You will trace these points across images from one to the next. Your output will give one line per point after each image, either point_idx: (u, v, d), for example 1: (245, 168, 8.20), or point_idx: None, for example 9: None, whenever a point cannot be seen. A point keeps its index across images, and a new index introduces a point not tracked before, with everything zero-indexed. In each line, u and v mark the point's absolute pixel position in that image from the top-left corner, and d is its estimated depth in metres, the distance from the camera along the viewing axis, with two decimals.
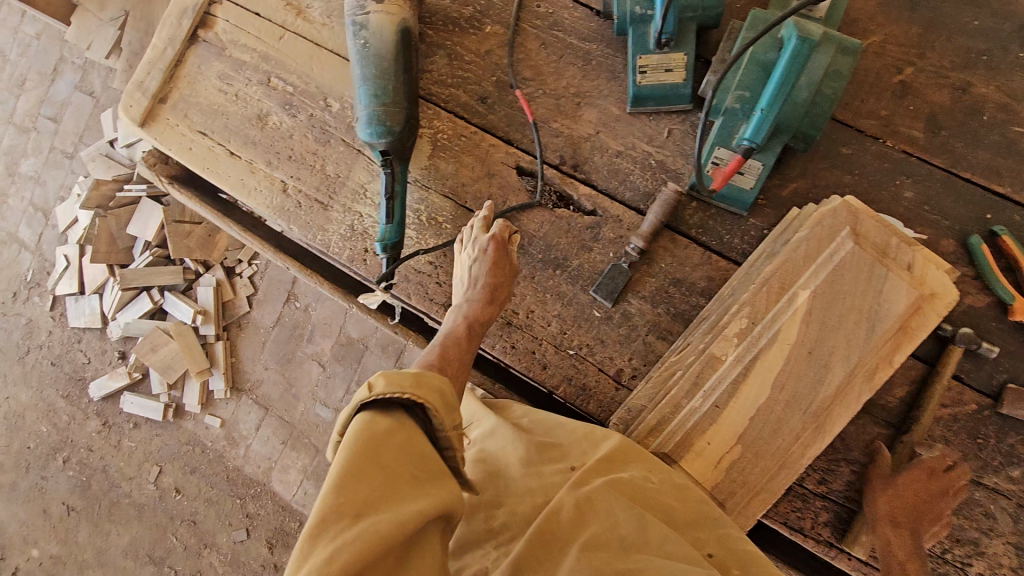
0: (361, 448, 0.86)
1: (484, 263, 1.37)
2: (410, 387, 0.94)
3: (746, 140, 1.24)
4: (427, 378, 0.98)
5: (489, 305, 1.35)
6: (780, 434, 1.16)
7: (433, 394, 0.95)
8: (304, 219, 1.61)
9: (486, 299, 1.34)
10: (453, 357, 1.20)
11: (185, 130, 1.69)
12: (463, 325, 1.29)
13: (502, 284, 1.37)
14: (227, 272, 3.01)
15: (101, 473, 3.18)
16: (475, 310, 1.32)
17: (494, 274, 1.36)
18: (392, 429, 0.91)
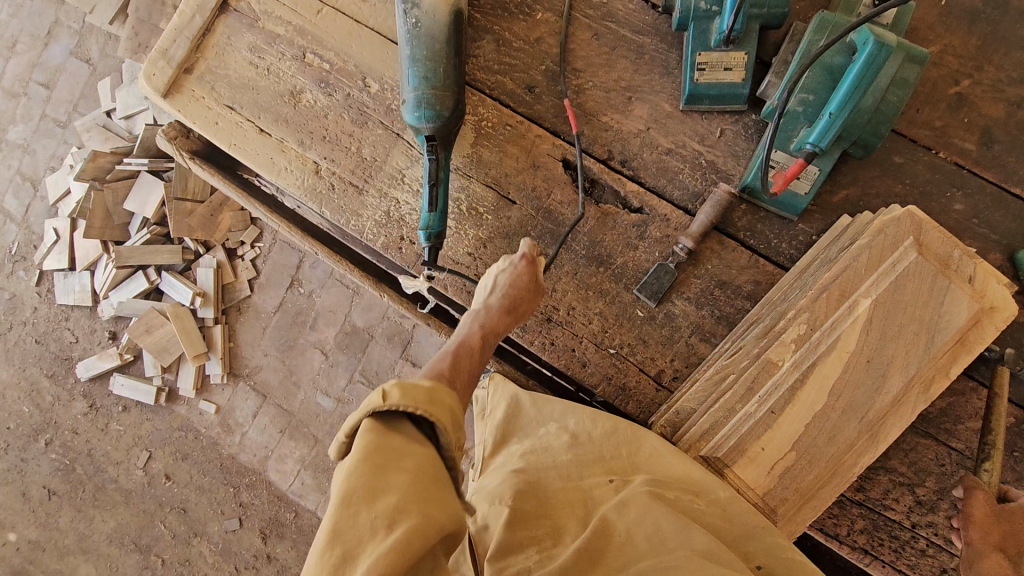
0: (377, 459, 0.77)
1: (513, 274, 1.33)
2: (425, 402, 0.84)
3: (809, 143, 1.23)
4: (440, 395, 0.88)
5: (507, 316, 1.28)
6: (837, 441, 1.15)
7: (446, 412, 0.86)
8: (337, 202, 1.55)
9: (506, 309, 1.28)
10: (465, 364, 1.11)
11: (211, 103, 1.60)
12: (477, 334, 1.22)
13: (525, 298, 1.32)
14: (228, 254, 2.91)
15: (86, 457, 3.05)
16: (493, 321, 1.25)
17: (523, 287, 1.31)
18: (407, 440, 0.82)
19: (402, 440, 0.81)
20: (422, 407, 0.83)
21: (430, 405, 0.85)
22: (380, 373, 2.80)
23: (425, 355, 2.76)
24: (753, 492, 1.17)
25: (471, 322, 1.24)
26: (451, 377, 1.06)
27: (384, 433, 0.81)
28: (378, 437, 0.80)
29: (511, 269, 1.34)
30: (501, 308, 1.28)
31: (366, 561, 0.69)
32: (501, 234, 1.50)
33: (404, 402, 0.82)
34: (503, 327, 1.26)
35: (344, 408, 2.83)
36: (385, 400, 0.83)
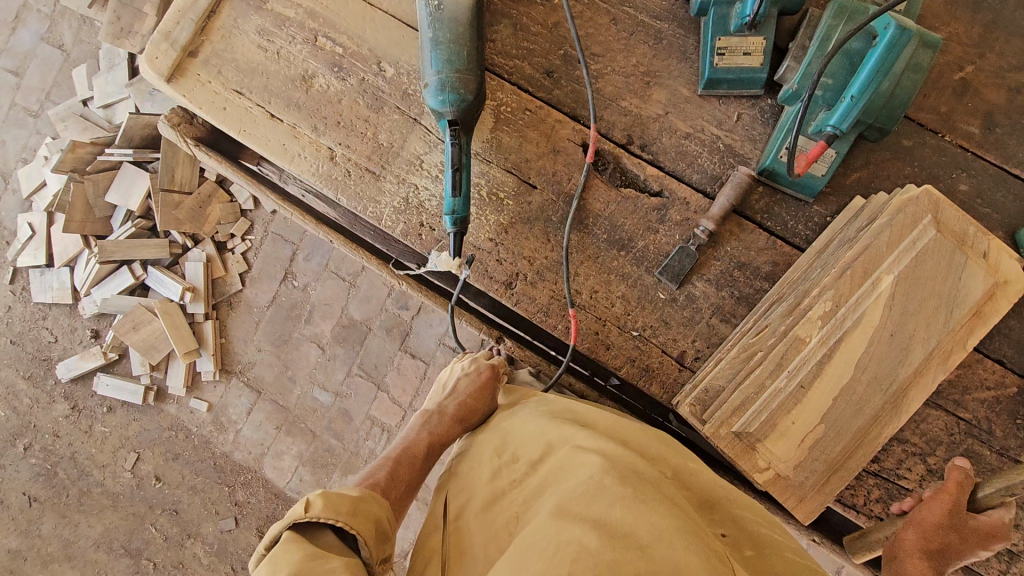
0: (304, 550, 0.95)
1: (471, 379, 1.51)
2: (347, 513, 1.05)
3: (830, 125, 1.28)
4: (364, 507, 1.10)
5: (456, 424, 1.46)
6: (864, 412, 1.19)
7: (366, 525, 1.07)
8: (354, 188, 1.52)
9: (457, 417, 1.46)
10: (402, 472, 1.36)
11: (217, 88, 1.55)
12: (423, 437, 1.44)
13: (479, 409, 1.49)
14: (218, 247, 2.83)
15: (69, 461, 2.94)
16: (441, 426, 1.45)
17: (476, 394, 1.48)
18: (327, 545, 1.01)
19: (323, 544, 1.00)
20: (342, 515, 1.04)
21: (353, 515, 1.06)
22: (379, 366, 2.76)
23: (425, 346, 2.74)
24: (785, 464, 1.21)
25: (422, 426, 1.47)
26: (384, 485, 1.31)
27: (306, 540, 1.00)
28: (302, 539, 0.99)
29: (472, 374, 1.53)
30: (451, 415, 1.46)
31: None
32: (523, 219, 1.49)
33: (328, 513, 1.03)
34: (449, 432, 1.45)
35: (342, 402, 2.78)
36: (308, 509, 1.03)
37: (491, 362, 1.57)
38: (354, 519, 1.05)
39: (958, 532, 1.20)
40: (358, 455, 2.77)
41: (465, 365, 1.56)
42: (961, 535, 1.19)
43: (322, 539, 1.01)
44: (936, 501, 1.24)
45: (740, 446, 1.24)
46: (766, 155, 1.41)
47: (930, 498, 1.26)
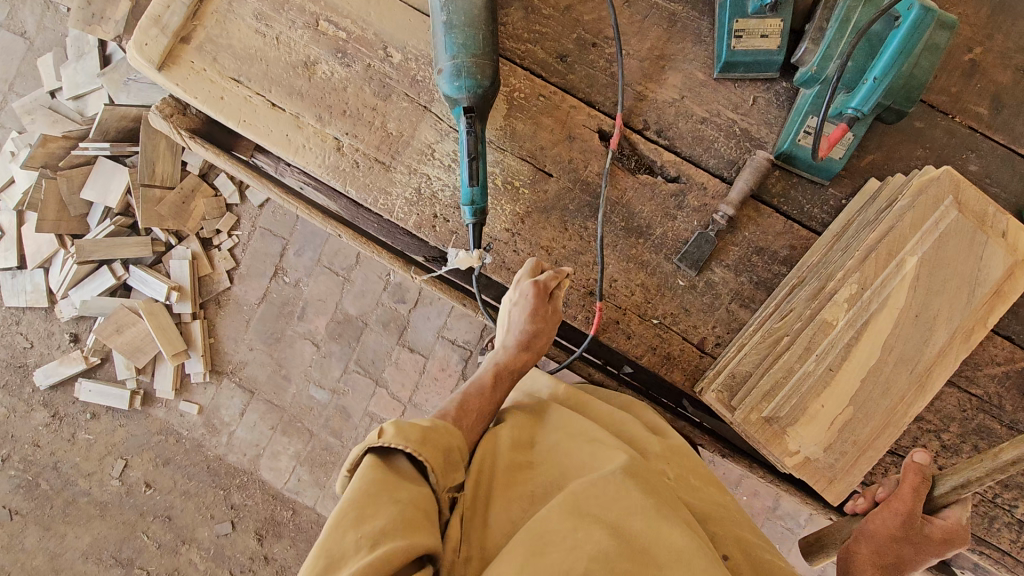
0: (368, 482, 0.93)
1: (523, 308, 1.31)
2: (417, 440, 0.99)
3: (851, 107, 1.27)
4: (435, 435, 1.03)
5: (523, 352, 1.34)
6: (891, 393, 1.21)
7: (436, 453, 1.01)
8: (363, 180, 1.47)
9: (520, 346, 1.33)
10: (471, 407, 1.21)
11: (213, 76, 1.47)
12: (489, 373, 1.31)
13: (541, 333, 1.33)
14: (203, 244, 2.73)
15: (52, 471, 2.82)
16: (507, 357, 1.33)
17: (534, 319, 1.32)
18: (399, 468, 0.98)
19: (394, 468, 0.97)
20: (414, 443, 0.98)
21: (423, 442, 1.00)
22: (377, 361, 2.71)
23: (423, 340, 2.69)
24: (815, 447, 1.23)
25: (488, 363, 1.34)
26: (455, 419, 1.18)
27: (380, 462, 0.98)
28: (375, 466, 0.97)
29: (521, 301, 1.32)
30: (514, 345, 1.33)
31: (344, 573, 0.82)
32: (540, 208, 1.46)
33: (397, 440, 0.97)
34: (519, 362, 1.33)
35: (340, 399, 2.72)
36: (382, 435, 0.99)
37: (539, 278, 1.34)
38: (423, 448, 0.99)
39: (914, 541, 1.12)
40: None
41: (512, 292, 1.35)
42: (917, 545, 1.12)
43: (395, 465, 0.99)
44: (892, 504, 1.15)
45: (770, 431, 1.25)
46: (783, 139, 1.40)
47: (883, 505, 1.17)
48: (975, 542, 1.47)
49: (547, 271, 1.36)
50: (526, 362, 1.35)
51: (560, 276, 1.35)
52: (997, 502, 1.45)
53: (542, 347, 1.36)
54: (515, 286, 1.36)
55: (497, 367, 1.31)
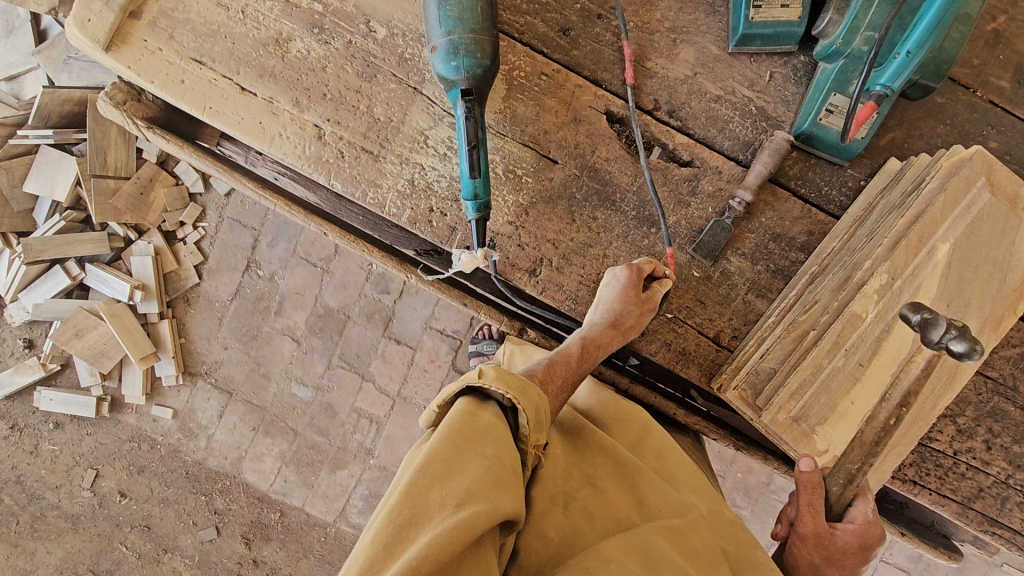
0: (461, 428, 0.86)
1: (616, 286, 1.24)
2: (516, 388, 0.93)
3: (879, 84, 1.20)
4: (529, 390, 0.96)
5: (610, 329, 1.22)
6: (922, 387, 1.17)
7: (530, 408, 0.93)
8: (349, 171, 1.33)
9: (609, 322, 1.21)
10: (557, 374, 1.14)
11: (171, 57, 1.30)
12: (577, 347, 1.21)
13: (630, 312, 1.21)
14: (166, 237, 2.53)
15: (16, 485, 2.64)
16: (594, 334, 1.22)
17: (629, 296, 1.22)
18: (494, 415, 0.91)
19: (489, 415, 0.91)
20: (511, 392, 0.92)
21: (522, 392, 0.93)
22: (361, 355, 2.58)
23: (409, 331, 2.57)
24: (844, 446, 1.19)
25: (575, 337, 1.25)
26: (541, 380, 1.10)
27: (475, 407, 0.92)
28: (468, 411, 0.90)
29: (613, 281, 1.25)
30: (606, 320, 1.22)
31: (430, 529, 0.73)
32: (545, 198, 1.35)
33: (496, 383, 0.92)
34: (612, 340, 1.22)
35: (324, 396, 2.59)
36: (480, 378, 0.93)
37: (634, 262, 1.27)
38: (519, 399, 0.92)
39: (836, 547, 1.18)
40: (346, 449, 2.60)
41: (606, 273, 1.28)
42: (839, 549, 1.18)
43: (486, 411, 0.91)
44: (805, 537, 1.21)
45: (798, 431, 1.20)
46: (803, 118, 1.31)
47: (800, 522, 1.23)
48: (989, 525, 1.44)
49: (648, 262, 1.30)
50: (616, 344, 1.23)
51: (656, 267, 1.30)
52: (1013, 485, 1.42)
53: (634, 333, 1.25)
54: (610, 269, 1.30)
55: (583, 341, 1.21)
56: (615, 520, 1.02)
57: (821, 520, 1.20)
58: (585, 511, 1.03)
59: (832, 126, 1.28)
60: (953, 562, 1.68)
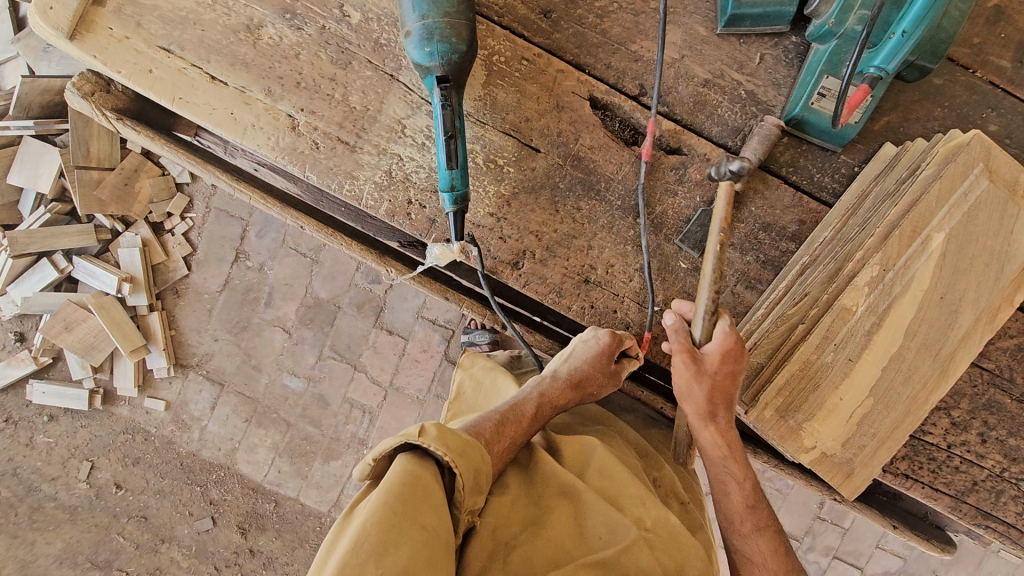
0: (403, 491, 0.85)
1: (592, 348, 1.25)
2: (456, 450, 0.93)
3: (873, 66, 1.14)
4: (469, 449, 0.96)
5: (570, 389, 1.28)
6: (912, 381, 1.13)
7: (469, 469, 0.94)
8: (325, 163, 1.29)
9: (570, 383, 1.27)
10: (506, 434, 1.15)
11: (138, 45, 1.25)
12: (532, 401, 1.24)
13: (594, 378, 1.26)
14: (153, 229, 2.50)
15: (12, 478, 2.64)
16: (553, 391, 1.27)
17: (598, 368, 1.26)
18: (434, 476, 0.91)
19: (428, 476, 0.90)
20: (452, 454, 0.92)
21: (461, 454, 0.94)
22: (353, 346, 2.56)
23: (401, 321, 2.55)
24: (833, 442, 1.16)
25: (532, 386, 1.27)
26: (487, 441, 1.11)
27: (415, 465, 0.92)
28: (408, 471, 0.89)
29: (593, 342, 1.26)
30: (565, 380, 1.27)
31: None
32: (527, 188, 1.31)
33: (438, 444, 0.92)
34: (564, 399, 1.28)
35: (316, 387, 2.58)
36: (420, 436, 0.93)
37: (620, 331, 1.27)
38: (459, 460, 0.93)
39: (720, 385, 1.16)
40: (339, 440, 2.59)
41: (587, 329, 1.28)
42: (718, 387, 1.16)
43: (426, 471, 0.91)
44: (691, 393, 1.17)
45: (785, 428, 1.17)
46: (794, 103, 1.26)
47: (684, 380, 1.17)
48: (982, 518, 1.41)
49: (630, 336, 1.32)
50: (566, 404, 1.29)
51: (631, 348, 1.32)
52: (1008, 478, 1.39)
53: (586, 395, 1.31)
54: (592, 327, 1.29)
55: (540, 398, 1.25)
56: (553, 560, 1.02)
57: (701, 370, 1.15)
58: (521, 555, 1.02)
59: (824, 111, 1.23)
60: (945, 553, 1.66)
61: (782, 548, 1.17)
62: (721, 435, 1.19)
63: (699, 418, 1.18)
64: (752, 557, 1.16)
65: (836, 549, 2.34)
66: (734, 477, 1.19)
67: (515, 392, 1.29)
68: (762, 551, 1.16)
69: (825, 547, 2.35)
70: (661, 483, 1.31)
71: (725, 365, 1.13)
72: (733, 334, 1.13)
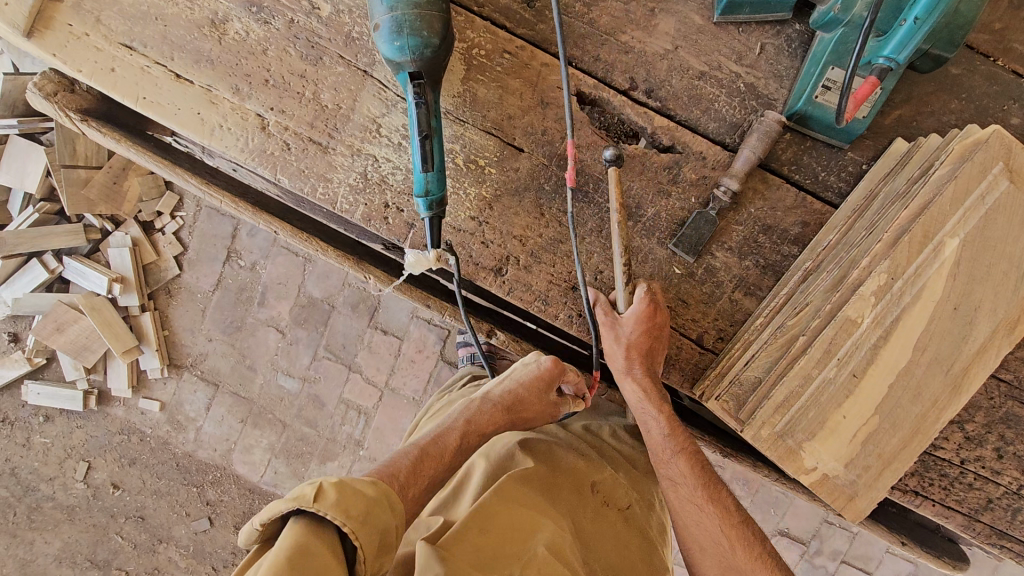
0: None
1: (532, 372, 1.24)
2: (357, 518, 0.81)
3: (882, 56, 1.04)
4: (375, 512, 0.85)
5: (501, 413, 1.21)
6: (922, 399, 1.05)
7: (372, 538, 0.82)
8: (296, 165, 1.22)
9: (502, 407, 1.21)
10: (426, 469, 1.06)
11: (99, 42, 1.19)
12: (458, 430, 1.17)
13: (528, 404, 1.23)
14: (144, 228, 2.46)
15: (11, 477, 2.63)
16: (481, 417, 1.19)
17: (536, 392, 1.23)
18: (329, 548, 0.79)
19: (322, 549, 0.78)
20: (351, 521, 0.80)
21: (363, 522, 0.82)
22: (348, 346, 2.49)
23: (396, 321, 2.48)
24: (835, 463, 1.08)
25: (459, 413, 1.20)
26: (403, 485, 1.00)
27: (307, 536, 0.79)
28: (297, 546, 0.77)
29: (533, 366, 1.26)
30: (497, 404, 1.21)
31: None
32: (510, 190, 1.24)
33: (334, 513, 0.79)
34: (494, 424, 1.20)
35: (311, 388, 2.51)
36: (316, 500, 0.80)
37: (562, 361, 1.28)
38: (360, 529, 0.81)
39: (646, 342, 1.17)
40: (336, 440, 2.51)
41: (529, 355, 1.28)
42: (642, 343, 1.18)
43: (320, 543, 0.78)
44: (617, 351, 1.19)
45: (783, 447, 1.10)
46: (796, 96, 1.17)
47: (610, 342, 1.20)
48: (998, 537, 1.33)
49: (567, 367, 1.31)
50: (495, 433, 1.22)
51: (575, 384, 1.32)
52: None
53: (517, 424, 1.25)
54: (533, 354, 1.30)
55: (468, 424, 1.17)
56: None
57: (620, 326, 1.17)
58: None
59: (829, 106, 1.14)
60: (959, 570, 1.57)
61: (702, 466, 1.20)
62: (642, 386, 1.20)
63: (619, 372, 1.21)
64: (673, 477, 1.20)
65: (845, 553, 2.26)
66: (654, 418, 1.21)
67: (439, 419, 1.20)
68: (682, 471, 1.19)
69: (833, 551, 2.27)
70: (600, 488, 1.23)
71: (642, 326, 1.16)
72: (649, 298, 1.16)
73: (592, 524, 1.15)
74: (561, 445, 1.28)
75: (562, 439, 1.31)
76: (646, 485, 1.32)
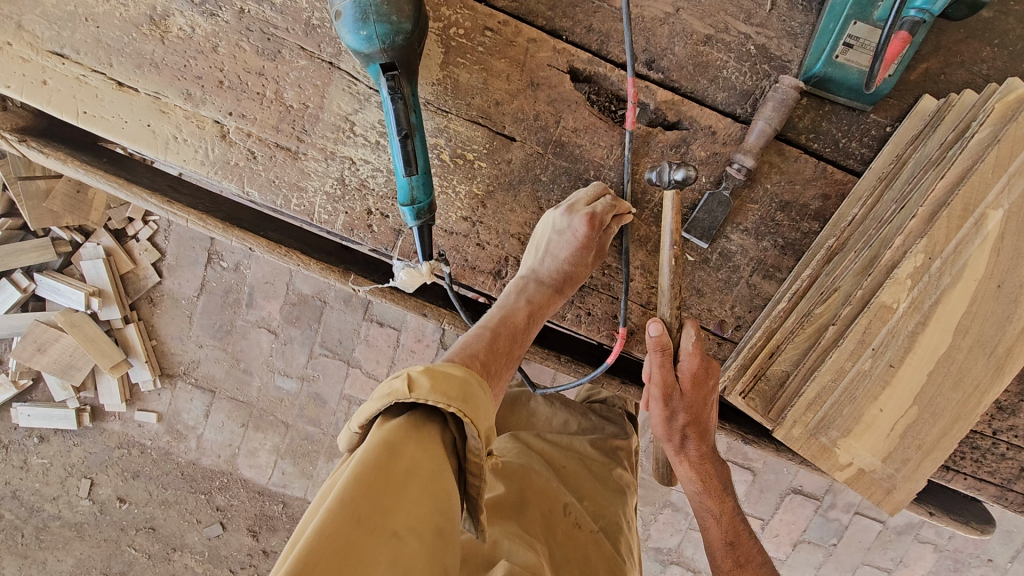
0: (375, 479, 0.64)
1: (570, 242, 1.02)
2: (459, 399, 0.74)
3: (914, 8, 0.91)
4: (473, 390, 0.77)
5: (562, 287, 1.07)
6: (964, 385, 0.98)
7: (480, 416, 0.75)
8: (264, 177, 1.10)
9: (561, 283, 1.06)
10: (501, 351, 0.96)
11: (24, 52, 1.05)
12: (523, 310, 1.03)
13: (582, 267, 1.07)
14: (117, 236, 2.35)
15: (14, 499, 2.56)
16: (542, 296, 1.05)
17: (580, 258, 1.04)
18: (426, 447, 0.71)
19: (417, 445, 0.70)
20: (455, 402, 0.73)
21: (465, 401, 0.75)
22: (344, 341, 2.38)
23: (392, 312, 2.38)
24: (871, 458, 1.04)
25: (516, 293, 1.05)
26: (484, 362, 0.91)
27: (403, 433, 0.71)
28: (390, 444, 0.69)
29: (568, 235, 1.01)
30: (551, 283, 1.05)
31: None
32: (504, 184, 1.13)
33: (434, 398, 0.72)
34: (553, 302, 1.07)
35: (310, 386, 2.42)
36: (411, 391, 0.73)
37: (597, 208, 1.02)
38: (466, 408, 0.74)
39: (705, 407, 1.08)
40: None
41: (558, 218, 1.02)
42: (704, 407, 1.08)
43: (418, 438, 0.71)
44: (683, 428, 1.10)
45: (817, 445, 1.05)
46: (814, 57, 1.05)
47: (670, 424, 1.10)
48: None
49: (605, 197, 1.04)
50: (558, 304, 1.09)
51: (619, 208, 1.05)
52: None
53: (576, 286, 1.10)
54: (564, 210, 1.03)
55: (531, 305, 1.03)
56: None
57: (683, 404, 1.06)
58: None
59: (851, 65, 1.02)
60: (985, 534, 1.48)
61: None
62: (696, 467, 1.15)
63: (673, 451, 1.14)
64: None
65: (858, 505, 2.12)
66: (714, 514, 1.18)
67: (496, 301, 1.06)
68: None
69: (846, 503, 2.13)
70: (571, 511, 1.09)
71: (695, 390, 1.05)
72: (698, 355, 1.03)
73: (558, 544, 1.03)
74: (533, 465, 1.15)
75: (532, 458, 1.18)
76: (613, 504, 1.18)
